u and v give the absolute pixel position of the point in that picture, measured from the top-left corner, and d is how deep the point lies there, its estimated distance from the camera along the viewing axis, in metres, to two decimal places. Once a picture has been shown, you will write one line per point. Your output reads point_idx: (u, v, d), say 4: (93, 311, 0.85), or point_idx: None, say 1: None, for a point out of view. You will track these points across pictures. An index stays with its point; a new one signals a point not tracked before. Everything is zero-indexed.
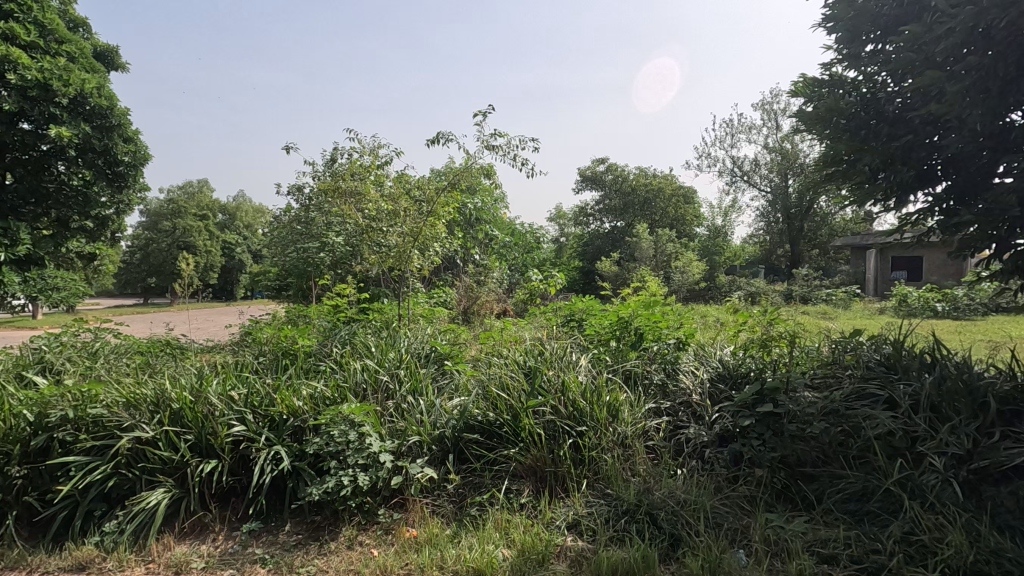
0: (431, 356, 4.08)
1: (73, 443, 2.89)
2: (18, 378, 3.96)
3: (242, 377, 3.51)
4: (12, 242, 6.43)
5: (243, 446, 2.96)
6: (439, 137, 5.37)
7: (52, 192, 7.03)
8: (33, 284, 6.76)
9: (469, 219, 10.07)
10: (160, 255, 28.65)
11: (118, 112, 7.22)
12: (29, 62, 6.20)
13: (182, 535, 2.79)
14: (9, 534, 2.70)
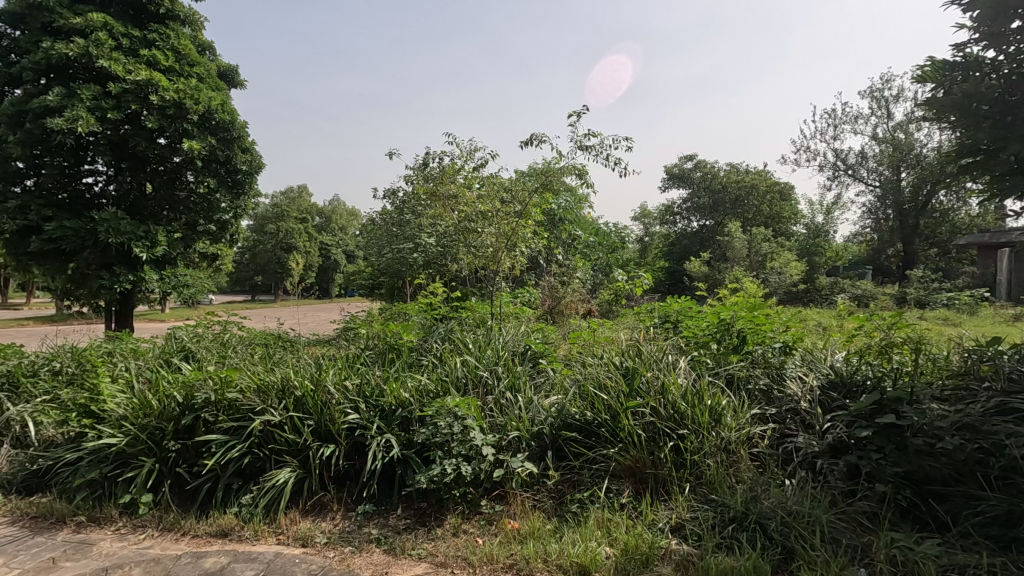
0: (527, 354, 4.16)
1: (215, 423, 3.25)
2: (166, 364, 4.51)
3: (354, 369, 3.77)
4: (152, 244, 7.29)
5: (357, 432, 3.18)
6: (533, 138, 5.47)
7: (183, 199, 7.93)
8: (168, 281, 7.60)
9: (554, 220, 10.11)
10: (266, 255, 31.14)
11: (238, 125, 7.92)
12: (168, 84, 6.99)
13: (305, 512, 3.03)
14: (165, 500, 3.06)
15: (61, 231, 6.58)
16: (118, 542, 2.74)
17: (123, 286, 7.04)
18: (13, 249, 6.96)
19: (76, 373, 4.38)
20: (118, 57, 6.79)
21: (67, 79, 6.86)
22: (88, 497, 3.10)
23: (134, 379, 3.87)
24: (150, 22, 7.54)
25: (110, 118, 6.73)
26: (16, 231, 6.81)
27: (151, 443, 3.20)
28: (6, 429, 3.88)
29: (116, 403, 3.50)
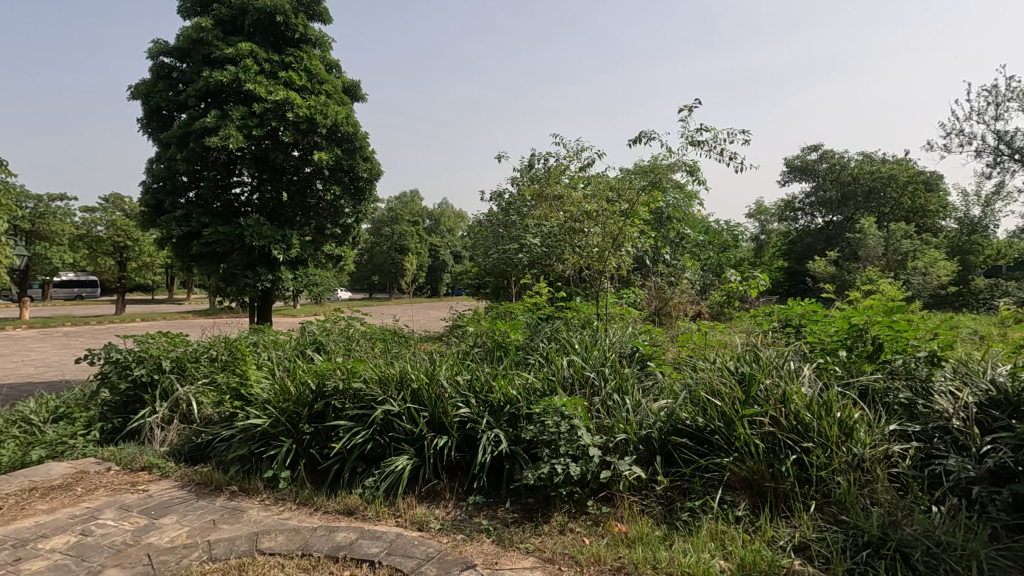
0: (634, 356, 4.09)
1: (342, 410, 3.55)
2: (301, 354, 5.01)
3: (465, 364, 3.93)
4: (287, 247, 8.10)
5: (469, 426, 3.31)
6: (641, 136, 5.36)
7: (314, 206, 8.72)
8: (301, 280, 8.42)
9: (661, 219, 9.80)
10: (382, 256, 33.32)
11: (360, 135, 8.46)
12: (302, 102, 7.74)
13: (420, 498, 3.22)
14: (301, 477, 3.39)
15: (216, 236, 7.61)
16: (263, 511, 3.09)
17: (264, 284, 7.91)
18: (181, 252, 8.15)
19: (228, 359, 5.00)
20: (261, 80, 7.62)
21: (221, 102, 7.83)
22: (239, 469, 3.54)
23: (275, 368, 4.34)
24: (287, 46, 8.37)
25: (255, 135, 7.59)
26: (182, 236, 7.97)
27: (289, 425, 3.58)
28: (176, 407, 4.52)
29: (261, 388, 3.95)
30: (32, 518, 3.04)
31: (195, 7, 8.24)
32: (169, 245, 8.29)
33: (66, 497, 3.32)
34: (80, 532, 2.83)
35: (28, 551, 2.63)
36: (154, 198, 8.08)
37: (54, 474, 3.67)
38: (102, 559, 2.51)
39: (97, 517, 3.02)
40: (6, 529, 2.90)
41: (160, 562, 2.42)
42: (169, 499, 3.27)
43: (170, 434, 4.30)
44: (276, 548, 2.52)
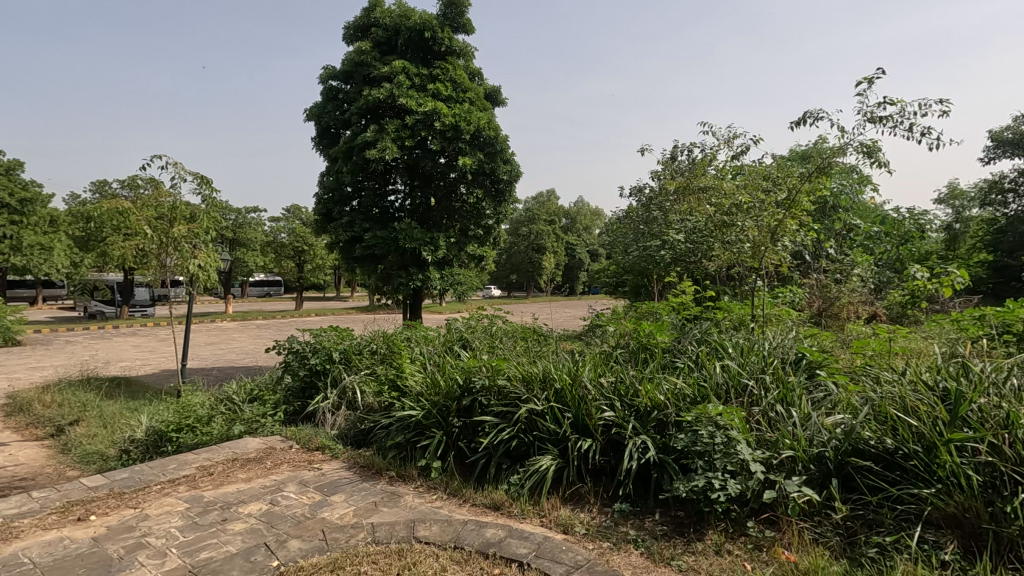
0: (800, 363, 3.66)
1: (488, 406, 3.64)
2: (449, 350, 5.28)
3: (609, 366, 3.81)
4: (435, 248, 8.61)
5: (614, 430, 3.20)
6: (805, 117, 4.80)
7: (458, 208, 9.17)
8: (447, 279, 8.90)
9: (826, 209, 8.75)
10: (520, 255, 34.26)
11: (501, 139, 8.69)
12: (447, 111, 8.16)
13: (564, 500, 3.18)
14: (450, 468, 3.54)
15: (375, 240, 8.35)
16: (418, 498, 3.28)
17: (415, 283, 8.50)
18: (346, 255, 9.07)
19: (386, 352, 5.42)
20: (412, 94, 8.19)
21: (378, 117, 8.55)
22: (397, 456, 3.80)
23: (427, 362, 4.61)
24: (435, 60, 8.90)
25: (408, 146, 8.17)
26: (347, 241, 8.89)
27: (439, 417, 3.78)
28: (343, 394, 5.01)
29: (415, 381, 4.21)
30: (234, 485, 3.55)
31: (357, 33, 9.10)
32: (336, 249, 9.28)
33: (259, 469, 3.84)
34: (269, 501, 3.24)
35: (231, 513, 3.07)
36: (325, 207, 9.12)
37: (251, 448, 4.27)
38: (286, 528, 2.84)
39: (282, 489, 3.43)
40: (216, 492, 3.42)
41: (332, 538, 2.66)
42: (339, 478, 3.62)
43: (338, 419, 4.76)
44: (431, 537, 2.64)
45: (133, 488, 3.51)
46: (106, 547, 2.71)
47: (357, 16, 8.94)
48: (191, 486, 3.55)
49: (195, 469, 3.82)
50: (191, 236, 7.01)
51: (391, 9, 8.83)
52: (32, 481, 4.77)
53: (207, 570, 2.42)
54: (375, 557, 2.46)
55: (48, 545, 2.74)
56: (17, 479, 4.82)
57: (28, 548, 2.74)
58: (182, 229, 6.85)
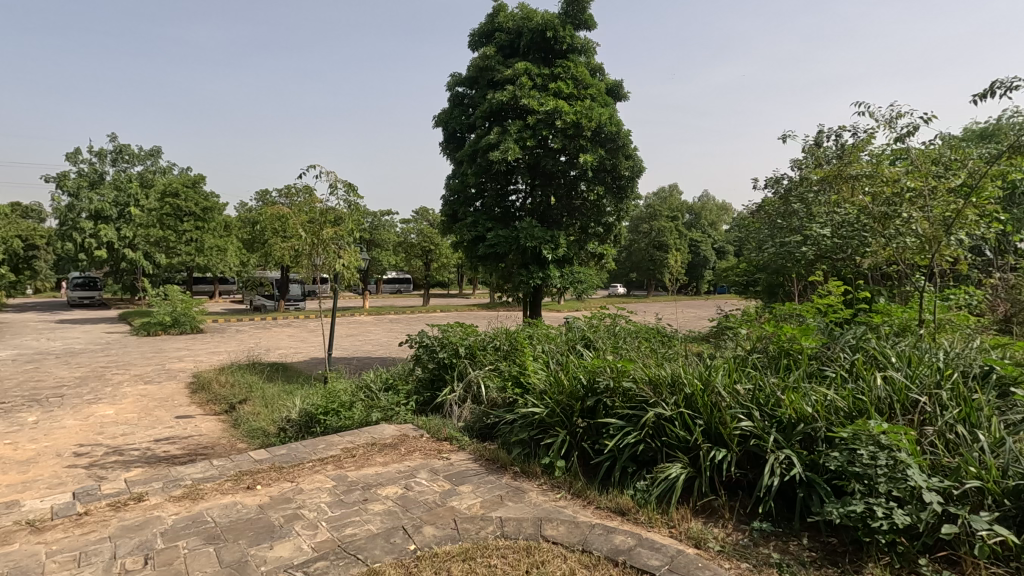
0: (987, 378, 3.11)
1: (613, 408, 3.55)
2: (571, 349, 5.25)
3: (746, 372, 3.53)
4: (555, 247, 8.64)
5: (752, 442, 2.95)
6: (993, 89, 4.07)
7: (579, 206, 9.10)
8: (567, 277, 8.87)
9: (1015, 195, 7.39)
10: (640, 253, 33.28)
11: (623, 134, 8.45)
12: (569, 108, 8.12)
13: (696, 511, 3.00)
14: (574, 469, 3.50)
15: (497, 239, 8.57)
16: (542, 495, 3.29)
17: (536, 281, 8.59)
18: (470, 254, 9.43)
19: (509, 349, 5.54)
20: (534, 94, 8.26)
21: (501, 119, 8.76)
22: (521, 452, 3.85)
23: (550, 360, 4.63)
24: (556, 59, 8.90)
25: (529, 146, 8.27)
26: (471, 240, 9.23)
27: (562, 416, 3.77)
28: (469, 388, 5.20)
29: (538, 379, 4.25)
30: (373, 467, 3.84)
31: (481, 39, 9.40)
32: (461, 248, 9.68)
33: (394, 454, 4.12)
34: (404, 486, 3.45)
35: (372, 494, 3.31)
36: (452, 209, 9.56)
37: (387, 434, 4.59)
38: (420, 513, 3.00)
39: (415, 475, 3.64)
40: (358, 473, 3.72)
41: (463, 528, 2.76)
42: (466, 469, 3.76)
43: (464, 412, 4.95)
44: (559, 538, 2.63)
45: (290, 463, 3.94)
46: (269, 514, 3.06)
47: (481, 23, 9.23)
48: (337, 465, 3.90)
49: (340, 450, 4.19)
50: (337, 238, 7.71)
51: (514, 13, 8.99)
52: (211, 450, 5.55)
53: (352, 545, 2.63)
54: (504, 551, 2.50)
55: (225, 508, 3.16)
56: (200, 448, 5.65)
57: (210, 509, 3.17)
58: (330, 231, 7.57)
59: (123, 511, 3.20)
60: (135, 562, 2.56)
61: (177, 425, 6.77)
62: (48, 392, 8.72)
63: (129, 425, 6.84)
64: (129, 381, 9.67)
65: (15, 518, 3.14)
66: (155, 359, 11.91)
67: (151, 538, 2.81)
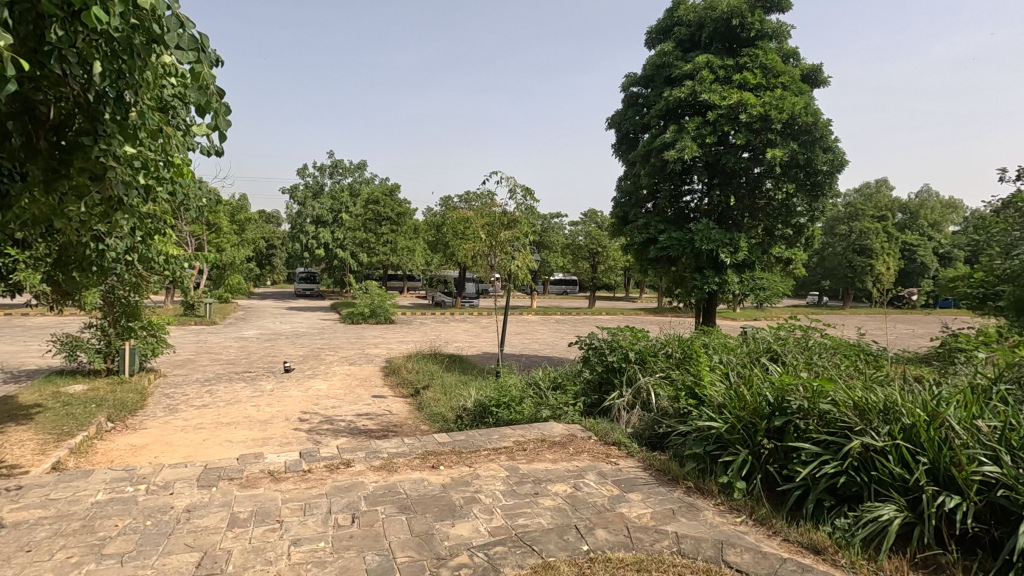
0: None
1: (806, 432, 3.17)
2: (754, 362, 4.83)
3: (989, 406, 2.89)
4: (735, 250, 7.99)
5: (998, 492, 2.41)
6: None
7: (764, 207, 8.32)
8: (747, 283, 8.15)
9: None
10: (836, 258, 29.32)
11: (822, 124, 7.49)
12: (755, 100, 7.44)
13: (916, 566, 2.54)
14: (757, 493, 3.20)
15: (670, 241, 8.22)
16: (719, 516, 3.07)
17: (711, 286, 8.04)
18: (640, 256, 9.19)
19: (682, 357, 5.28)
20: (715, 88, 7.72)
21: (678, 117, 8.39)
22: (695, 467, 3.62)
23: (730, 372, 4.29)
24: (742, 48, 8.25)
25: (709, 142, 7.77)
26: (641, 243, 8.99)
27: (745, 435, 3.46)
28: (638, 394, 5.07)
29: (716, 391, 3.97)
30: (543, 463, 3.94)
31: (659, 35, 9.15)
32: (631, 250, 9.49)
33: (563, 453, 4.19)
34: (573, 485, 3.49)
35: (542, 489, 3.41)
36: (622, 211, 9.42)
37: (556, 432, 4.68)
38: (589, 514, 3.01)
39: (584, 476, 3.66)
40: (529, 466, 3.86)
41: (637, 538, 2.70)
42: (635, 477, 3.66)
43: (633, 418, 4.83)
44: (743, 566, 2.43)
45: (468, 449, 4.23)
46: (451, 494, 3.32)
47: (659, 19, 8.96)
48: (510, 456, 4.09)
49: (513, 443, 4.38)
50: (513, 240, 8.09)
51: (696, 4, 8.53)
52: (400, 429, 6.21)
53: (526, 535, 2.74)
54: (681, 570, 2.39)
55: (415, 483, 3.51)
56: (392, 426, 6.37)
57: (402, 481, 3.55)
58: (506, 233, 7.99)
59: (336, 473, 3.74)
60: (345, 519, 2.98)
61: (373, 403, 7.73)
62: (280, 366, 10.57)
63: (337, 399, 7.98)
64: (337, 362, 11.28)
65: (259, 467, 3.85)
66: (357, 344, 13.75)
67: (357, 500, 3.23)
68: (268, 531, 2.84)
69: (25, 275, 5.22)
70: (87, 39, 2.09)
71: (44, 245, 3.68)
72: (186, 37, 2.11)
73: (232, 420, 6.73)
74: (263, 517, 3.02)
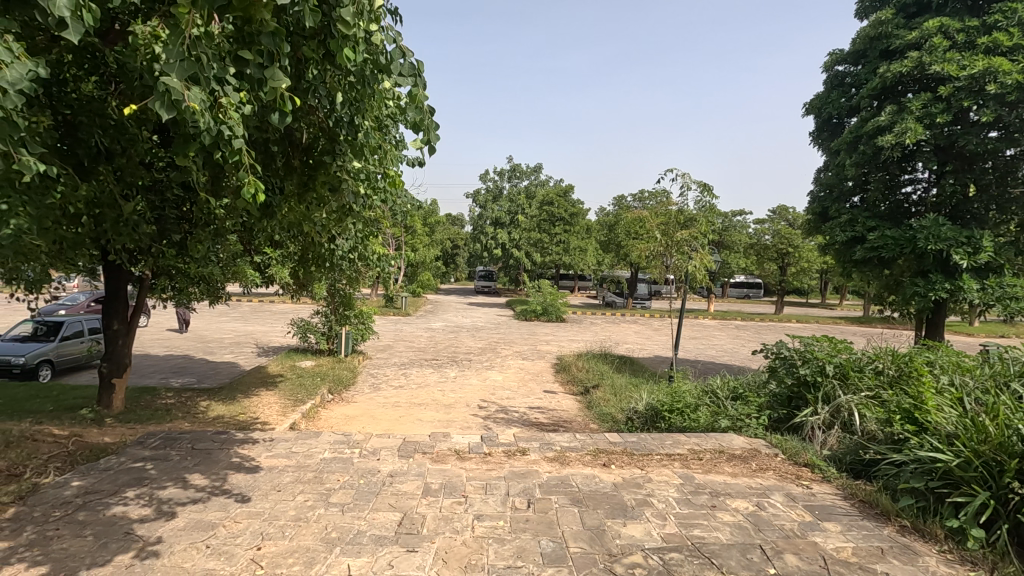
0: None
1: None
2: (1000, 387, 3.95)
3: None
4: (975, 250, 6.53)
5: None
6: None
7: (1018, 197, 6.72)
8: (991, 292, 6.65)
9: None
10: None
11: None
12: (1011, 66, 5.96)
13: None
14: (1002, 546, 2.63)
15: (883, 240, 7.10)
16: (946, 565, 2.59)
17: (938, 295, 6.70)
18: (843, 257, 8.07)
19: (898, 375, 4.54)
20: (952, 57, 6.46)
21: (898, 95, 7.20)
22: (913, 504, 3.09)
23: (966, 397, 3.56)
24: (991, 4, 6.76)
25: (940, 122, 6.48)
26: (845, 242, 7.90)
27: (986, 474, 2.85)
28: (838, 413, 4.48)
29: (944, 418, 3.34)
30: (722, 476, 3.71)
31: (875, 3, 7.97)
32: (831, 251, 8.39)
33: (744, 468, 3.89)
34: (756, 503, 3.24)
35: (720, 502, 3.22)
36: (821, 205, 8.39)
37: (736, 445, 4.37)
38: (774, 537, 2.77)
39: (769, 496, 3.36)
40: (706, 477, 3.67)
41: (834, 571, 2.43)
42: (832, 505, 3.26)
43: (830, 439, 4.30)
44: None
45: (640, 452, 4.17)
46: (623, 494, 3.32)
47: None
48: (684, 464, 3.93)
49: (688, 451, 4.20)
50: (690, 240, 7.72)
51: None
52: (569, 425, 6.36)
53: (704, 547, 2.62)
54: None
55: (586, 478, 3.57)
56: (562, 421, 6.54)
57: (574, 475, 3.65)
58: (682, 232, 7.66)
59: (512, 459, 3.98)
60: (522, 502, 3.16)
61: (544, 398, 8.01)
62: (462, 356, 11.50)
63: (511, 391, 8.44)
64: (512, 355, 11.89)
65: (448, 445, 4.27)
66: (530, 340, 14.33)
67: (532, 487, 3.41)
68: (455, 504, 3.13)
69: (277, 269, 6.48)
70: (333, 75, 2.54)
71: (293, 245, 4.55)
72: (406, 65, 2.45)
73: (423, 401, 7.53)
74: (451, 490, 3.34)
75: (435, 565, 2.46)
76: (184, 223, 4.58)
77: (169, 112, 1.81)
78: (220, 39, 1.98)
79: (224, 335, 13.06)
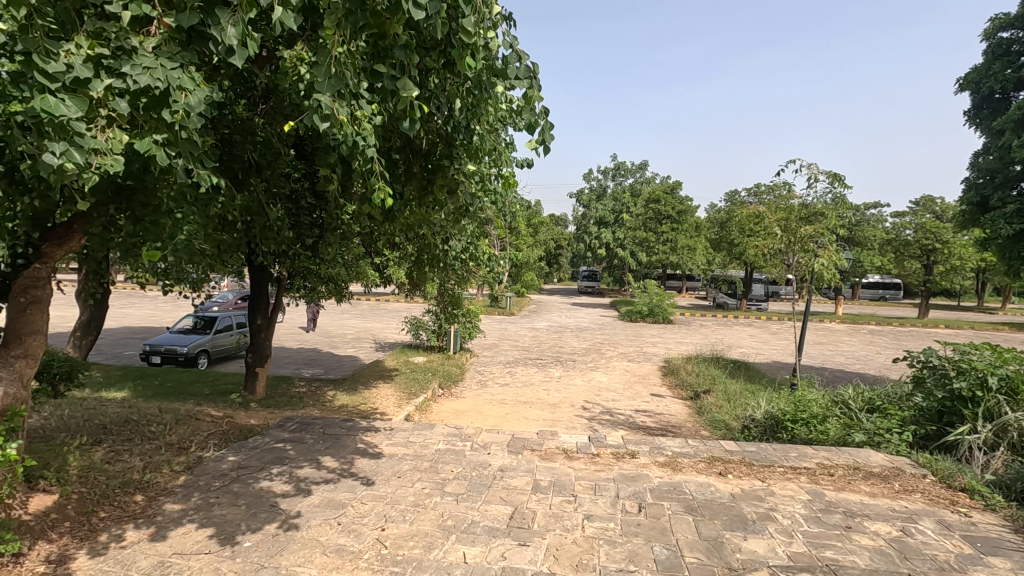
0: None
1: None
2: None
3: None
4: None
5: None
6: None
7: None
8: None
9: None
10: None
11: None
12: None
13: None
14: None
15: None
16: None
17: None
18: (1008, 253, 6.97)
19: None
20: None
21: None
22: None
23: None
24: None
25: None
26: (1011, 235, 6.82)
27: None
28: (1004, 432, 3.89)
29: None
30: (858, 495, 3.37)
31: None
32: (992, 246, 7.28)
33: (884, 488, 3.50)
34: (901, 528, 2.90)
35: (856, 524, 2.92)
36: (979, 194, 7.30)
37: (874, 462, 3.95)
38: (925, 568, 2.46)
39: (917, 521, 3.00)
40: (838, 495, 3.35)
41: None
42: (998, 538, 2.83)
43: (994, 462, 3.74)
44: None
45: (760, 462, 3.91)
46: (742, 505, 3.13)
47: None
48: (812, 479, 3.62)
49: (816, 465, 3.87)
50: (816, 236, 7.07)
51: None
52: (679, 430, 6.11)
53: (838, 571, 2.41)
54: None
55: (701, 486, 3.42)
56: (672, 426, 6.30)
57: (688, 482, 3.50)
58: (806, 228, 7.04)
59: (622, 462, 3.91)
60: (633, 506, 3.09)
61: (652, 401, 7.78)
62: (566, 356, 11.49)
63: (617, 393, 8.28)
64: (617, 357, 11.67)
65: (555, 444, 4.29)
66: (636, 341, 13.97)
67: (643, 491, 3.32)
68: (565, 502, 3.14)
69: (394, 270, 6.91)
70: (453, 82, 2.68)
71: (410, 247, 4.83)
72: (523, 68, 2.51)
73: (528, 399, 7.64)
74: (560, 489, 3.35)
75: (547, 561, 2.49)
76: (316, 228, 5.04)
77: (319, 124, 2.01)
78: (357, 56, 2.16)
79: (347, 331, 14.16)
